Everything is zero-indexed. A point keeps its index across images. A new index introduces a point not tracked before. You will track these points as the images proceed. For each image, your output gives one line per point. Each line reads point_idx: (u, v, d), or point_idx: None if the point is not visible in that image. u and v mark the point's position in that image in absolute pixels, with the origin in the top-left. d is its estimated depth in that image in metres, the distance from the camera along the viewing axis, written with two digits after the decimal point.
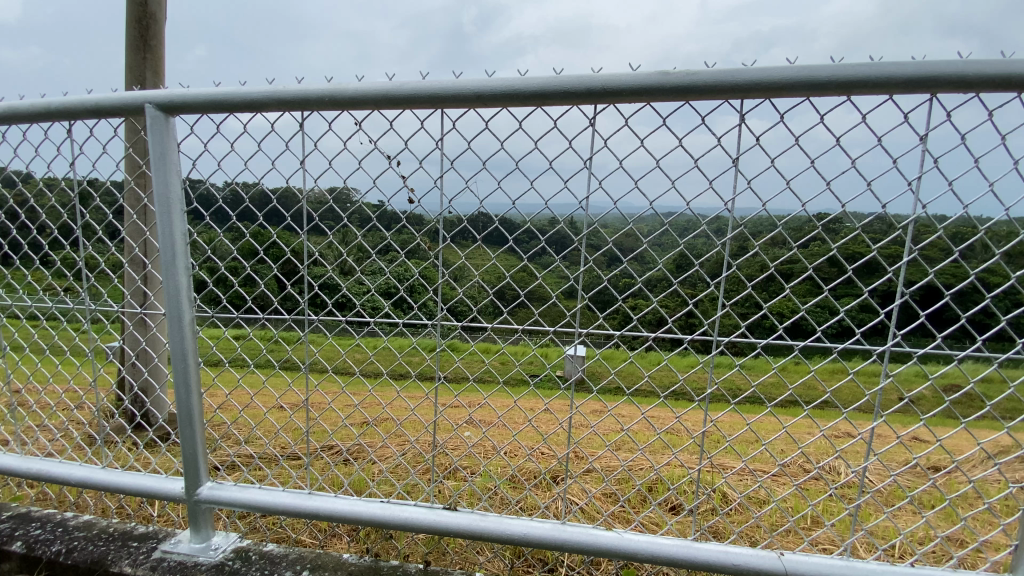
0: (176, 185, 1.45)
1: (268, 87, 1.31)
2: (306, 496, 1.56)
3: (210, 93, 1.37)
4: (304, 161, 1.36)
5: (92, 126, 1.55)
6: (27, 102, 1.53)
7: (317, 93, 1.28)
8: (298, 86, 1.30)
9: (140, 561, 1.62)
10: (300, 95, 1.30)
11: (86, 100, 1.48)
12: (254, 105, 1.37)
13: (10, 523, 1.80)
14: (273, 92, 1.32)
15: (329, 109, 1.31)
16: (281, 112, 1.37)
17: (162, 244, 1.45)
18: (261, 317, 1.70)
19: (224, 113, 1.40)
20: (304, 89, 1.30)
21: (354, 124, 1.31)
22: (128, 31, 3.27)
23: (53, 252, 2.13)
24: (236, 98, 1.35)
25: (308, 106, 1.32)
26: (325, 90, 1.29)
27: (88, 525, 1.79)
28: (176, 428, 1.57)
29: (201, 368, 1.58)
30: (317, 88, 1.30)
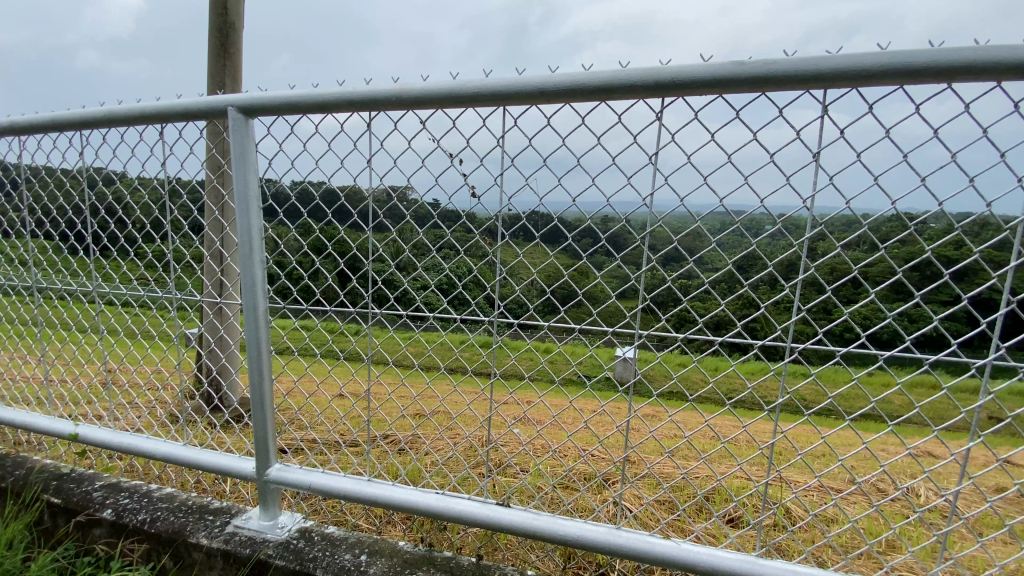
0: (253, 183, 1.54)
1: (339, 89, 1.37)
2: (365, 483, 1.63)
3: (285, 95, 1.44)
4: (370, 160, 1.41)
5: (181, 129, 1.67)
6: (126, 107, 1.67)
7: (384, 93, 1.32)
8: (366, 87, 1.35)
9: (215, 533, 1.72)
10: (368, 97, 1.35)
11: (175, 104, 1.60)
12: (327, 107, 1.44)
13: (102, 491, 1.91)
14: (343, 94, 1.38)
15: (395, 109, 1.35)
16: (352, 113, 1.43)
17: (240, 238, 1.55)
18: (329, 309, 1.78)
19: (297, 115, 1.48)
20: (372, 89, 1.35)
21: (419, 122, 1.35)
22: (210, 39, 3.51)
23: (142, 243, 2.30)
24: (308, 100, 1.42)
25: (376, 107, 1.37)
26: (391, 91, 1.33)
27: (169, 497, 1.90)
28: (250, 412, 1.67)
29: (273, 356, 1.67)
30: (384, 89, 1.35)
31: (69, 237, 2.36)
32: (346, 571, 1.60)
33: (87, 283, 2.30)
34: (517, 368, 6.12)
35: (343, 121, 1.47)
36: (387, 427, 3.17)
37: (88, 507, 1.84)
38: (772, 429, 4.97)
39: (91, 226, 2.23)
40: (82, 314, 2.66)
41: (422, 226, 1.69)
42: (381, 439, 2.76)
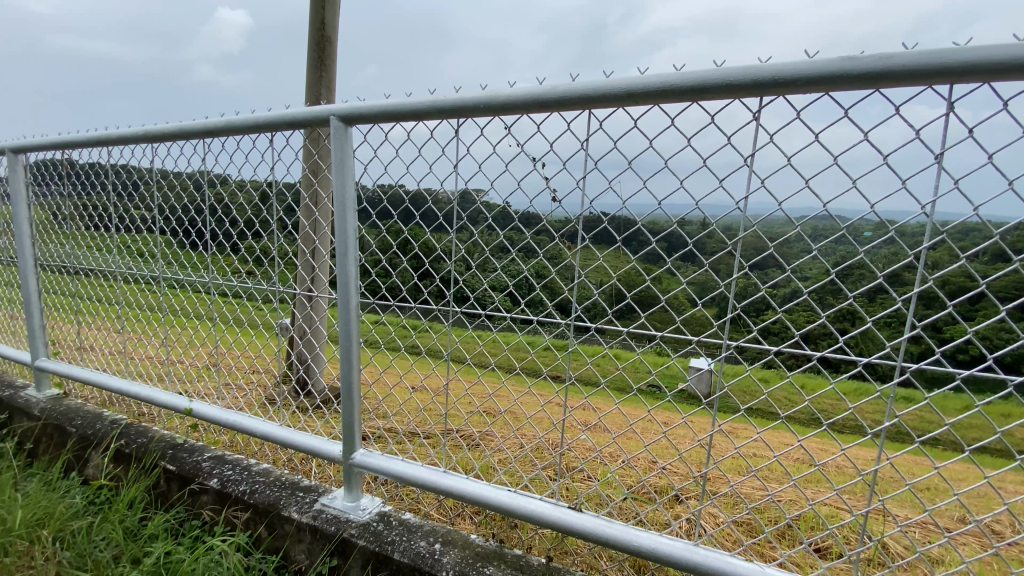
0: (350, 186, 1.66)
1: (430, 98, 1.45)
2: (441, 474, 1.69)
3: (381, 104, 1.54)
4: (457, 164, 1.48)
5: (288, 137, 1.83)
6: (242, 118, 1.86)
7: (472, 100, 1.38)
8: (455, 95, 1.42)
9: (304, 509, 1.84)
10: (457, 104, 1.41)
11: (284, 114, 1.76)
12: (418, 114, 1.52)
13: (210, 462, 2.04)
14: (434, 102, 1.45)
15: (482, 115, 1.40)
16: (440, 120, 1.50)
17: (336, 237, 1.67)
18: (414, 306, 1.89)
19: (391, 122, 1.58)
20: (462, 97, 1.41)
21: (505, 127, 1.39)
22: (309, 53, 3.81)
23: (249, 240, 2.53)
24: (402, 108, 1.51)
25: (464, 114, 1.43)
26: (479, 98, 1.39)
27: (266, 472, 2.02)
28: (339, 399, 1.80)
29: (361, 348, 1.78)
30: (472, 97, 1.41)
31: (188, 233, 2.64)
32: (421, 557, 1.66)
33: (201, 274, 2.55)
34: (592, 374, 6.06)
35: (432, 127, 1.55)
36: (462, 423, 3.26)
37: (198, 474, 1.98)
38: (876, 456, 4.55)
39: (210, 228, 2.52)
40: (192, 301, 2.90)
41: (501, 228, 1.74)
42: (457, 434, 2.86)
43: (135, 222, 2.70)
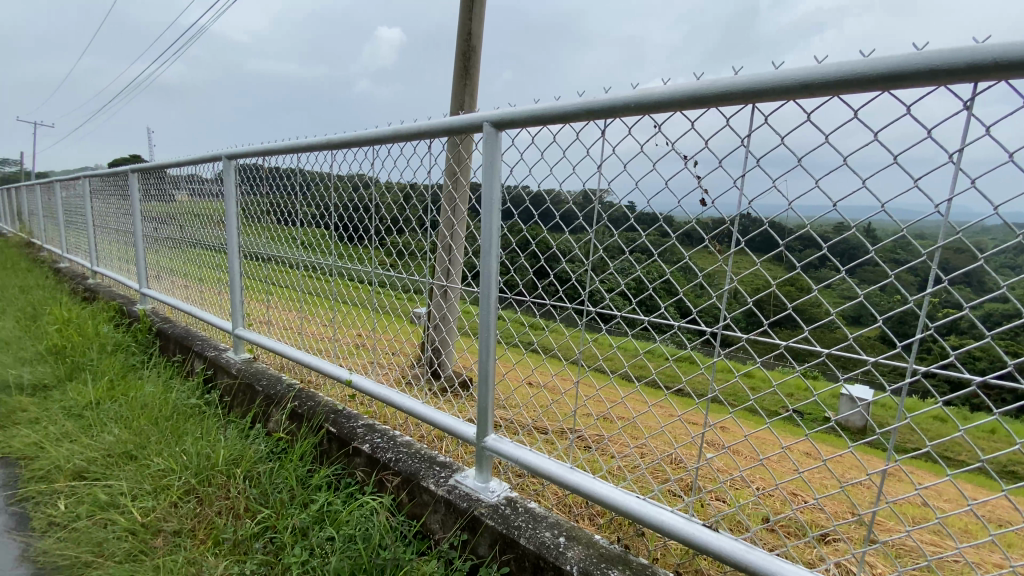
0: (497, 187, 1.76)
1: (581, 100, 1.47)
2: (569, 471, 1.71)
3: (532, 109, 1.60)
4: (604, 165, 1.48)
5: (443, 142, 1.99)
6: (405, 127, 2.07)
7: (622, 101, 1.38)
8: (607, 96, 1.42)
9: (440, 482, 1.99)
10: (606, 105, 1.43)
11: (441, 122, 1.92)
12: (566, 117, 1.56)
13: (363, 428, 2.31)
14: (582, 104, 1.48)
15: (633, 115, 1.39)
16: (588, 121, 1.53)
17: (482, 234, 1.79)
18: (551, 304, 1.92)
19: (541, 125, 1.63)
20: (613, 98, 1.41)
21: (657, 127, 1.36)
22: (456, 63, 4.09)
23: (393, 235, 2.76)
24: (552, 112, 1.55)
25: (613, 114, 1.43)
26: (631, 98, 1.38)
27: (407, 444, 2.22)
28: (475, 386, 1.92)
29: (497, 340, 1.88)
30: (622, 97, 1.40)
31: (348, 229, 2.98)
32: (546, 547, 1.69)
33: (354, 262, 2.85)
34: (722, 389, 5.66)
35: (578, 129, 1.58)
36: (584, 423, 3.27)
37: (353, 437, 2.24)
38: None
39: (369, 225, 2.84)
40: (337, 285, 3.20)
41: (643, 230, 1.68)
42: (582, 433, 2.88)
43: (311, 218, 3.14)
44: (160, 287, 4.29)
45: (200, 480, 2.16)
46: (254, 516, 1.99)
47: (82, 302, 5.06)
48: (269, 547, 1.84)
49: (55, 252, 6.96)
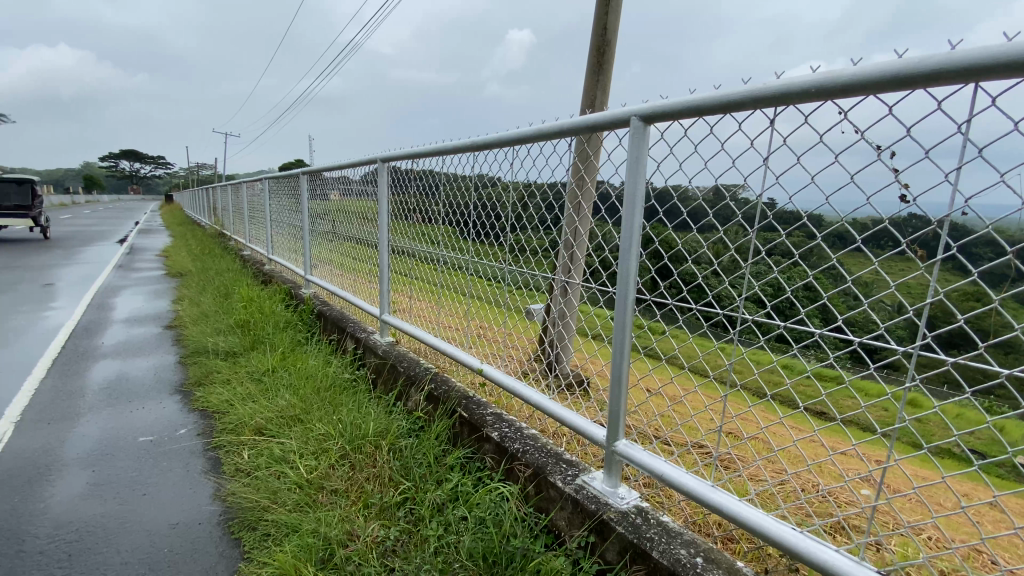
0: (642, 183, 1.69)
1: (745, 87, 1.32)
2: (709, 488, 1.58)
3: (687, 99, 1.46)
4: (767, 158, 1.31)
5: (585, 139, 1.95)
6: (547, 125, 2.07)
7: (800, 85, 1.21)
8: (778, 81, 1.26)
9: (568, 480, 1.97)
10: (781, 90, 1.25)
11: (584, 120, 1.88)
12: (728, 107, 1.39)
13: (492, 416, 2.39)
14: (749, 91, 1.31)
15: (809, 102, 1.22)
16: (754, 111, 1.35)
17: (623, 233, 1.73)
18: (695, 308, 1.72)
19: (695, 119, 1.48)
20: (786, 83, 1.25)
21: (840, 114, 1.17)
22: (589, 60, 4.05)
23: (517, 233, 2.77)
24: (711, 103, 1.40)
25: (786, 101, 1.26)
26: (809, 82, 1.21)
27: (534, 437, 2.24)
28: (607, 389, 1.86)
29: (634, 343, 1.81)
30: (802, 80, 1.23)
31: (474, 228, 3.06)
32: (681, 565, 1.59)
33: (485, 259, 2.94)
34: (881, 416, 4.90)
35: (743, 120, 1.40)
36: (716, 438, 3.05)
37: (484, 424, 2.33)
38: None
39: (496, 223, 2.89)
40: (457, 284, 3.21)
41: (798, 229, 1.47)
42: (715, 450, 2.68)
43: (446, 215, 3.31)
44: (319, 274, 4.89)
45: (352, 447, 2.42)
46: (397, 486, 2.17)
47: (261, 284, 5.99)
48: (409, 517, 1.99)
49: (241, 242, 8.32)
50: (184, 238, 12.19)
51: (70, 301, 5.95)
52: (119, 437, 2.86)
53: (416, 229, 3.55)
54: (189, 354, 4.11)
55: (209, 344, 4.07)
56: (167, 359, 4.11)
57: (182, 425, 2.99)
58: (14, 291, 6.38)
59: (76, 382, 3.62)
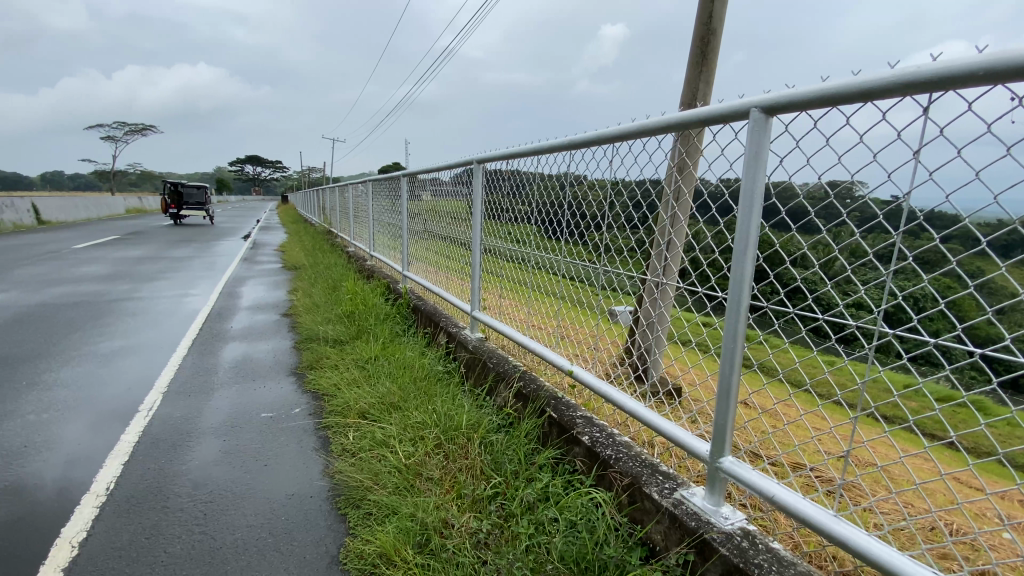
0: (762, 179, 1.54)
1: (891, 72, 1.18)
2: (834, 520, 1.39)
3: (820, 87, 1.34)
4: (921, 151, 1.12)
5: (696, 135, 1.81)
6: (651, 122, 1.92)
7: (965, 68, 1.05)
8: (935, 64, 1.11)
9: (665, 493, 1.85)
10: (940, 75, 1.10)
11: (695, 114, 1.73)
12: (869, 95, 1.26)
13: (583, 419, 2.32)
14: (897, 77, 1.18)
15: (975, 87, 1.06)
16: (901, 99, 1.21)
17: (738, 233, 1.58)
18: (822, 317, 1.52)
19: (828, 108, 1.35)
20: (946, 66, 1.10)
21: (1017, 99, 1.00)
22: (691, 50, 3.82)
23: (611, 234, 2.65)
24: (848, 90, 1.28)
25: (946, 88, 1.11)
26: (977, 63, 1.05)
27: (627, 445, 2.14)
28: (713, 400, 1.71)
29: (746, 352, 1.65)
30: (966, 63, 1.07)
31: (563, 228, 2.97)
32: None
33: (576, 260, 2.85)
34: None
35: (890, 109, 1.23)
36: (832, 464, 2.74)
37: (574, 427, 2.27)
38: None
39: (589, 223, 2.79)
40: (545, 283, 3.15)
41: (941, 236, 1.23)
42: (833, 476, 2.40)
43: (535, 216, 3.26)
44: (415, 270, 5.13)
45: (446, 437, 2.49)
46: (488, 480, 2.20)
47: (363, 279, 6.41)
48: (500, 512, 2.01)
49: (347, 239, 9.00)
50: (298, 235, 13.47)
51: (207, 289, 6.80)
52: (246, 411, 3.21)
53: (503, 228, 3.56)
54: (303, 340, 4.51)
55: (319, 331, 4.44)
56: (285, 344, 4.55)
57: (297, 404, 3.29)
58: (167, 278, 7.44)
59: (213, 360, 4.12)
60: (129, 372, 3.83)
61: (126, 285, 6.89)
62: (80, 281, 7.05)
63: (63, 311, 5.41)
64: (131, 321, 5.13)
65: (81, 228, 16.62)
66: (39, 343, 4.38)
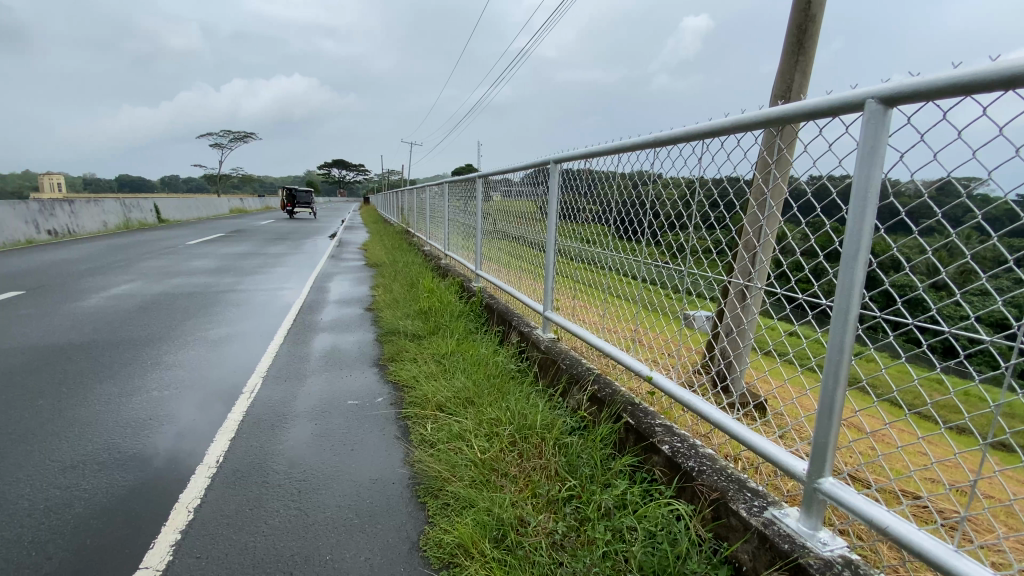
0: (878, 177, 1.39)
1: None
2: (957, 556, 1.22)
3: (955, 75, 1.21)
4: None
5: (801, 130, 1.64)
6: (749, 116, 1.77)
7: None
8: None
9: (753, 511, 1.73)
10: None
11: (801, 106, 1.58)
12: (1014, 81, 1.12)
13: (662, 428, 2.23)
14: None
15: None
16: None
17: (848, 236, 1.44)
18: (948, 331, 1.35)
19: (961, 97, 1.22)
20: None
21: None
22: (786, 39, 3.51)
23: (694, 236, 2.51)
24: (989, 76, 1.14)
25: None
26: None
27: (712, 457, 2.03)
28: (812, 415, 1.58)
29: (853, 365, 1.50)
30: None
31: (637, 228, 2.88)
32: None
33: (655, 262, 2.73)
34: None
35: None
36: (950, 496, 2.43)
37: (653, 435, 2.19)
38: None
39: (670, 224, 2.67)
40: (622, 286, 3.06)
41: None
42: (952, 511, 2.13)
43: (609, 216, 3.16)
44: (489, 269, 5.20)
45: (520, 435, 2.51)
46: (564, 482, 2.18)
47: (439, 277, 6.62)
48: (576, 515, 1.99)
49: (423, 238, 9.33)
50: (378, 234, 14.19)
51: (299, 283, 7.35)
52: (334, 397, 3.43)
53: (575, 228, 3.48)
54: (384, 334, 4.75)
55: (399, 326, 4.65)
56: (368, 336, 4.81)
57: (379, 394, 3.47)
58: (265, 273, 8.14)
59: (304, 349, 4.45)
60: (233, 357, 4.22)
61: (232, 278, 7.62)
62: (194, 273, 7.89)
63: (181, 300, 6.09)
64: (236, 311, 5.66)
65: (194, 226, 18.64)
66: (162, 328, 4.96)
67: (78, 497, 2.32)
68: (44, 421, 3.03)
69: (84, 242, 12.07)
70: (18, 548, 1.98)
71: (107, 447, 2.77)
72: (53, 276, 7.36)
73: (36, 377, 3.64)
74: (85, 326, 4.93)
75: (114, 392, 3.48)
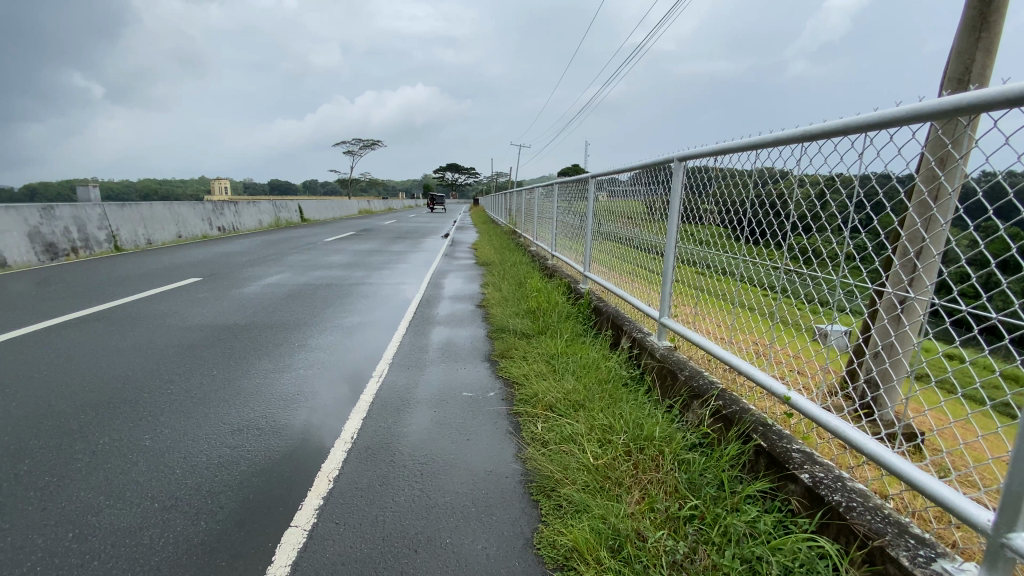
0: None
1: None
2: None
3: None
4: None
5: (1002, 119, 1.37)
6: (932, 105, 1.51)
7: None
8: None
9: (918, 561, 1.47)
10: None
11: (1008, 91, 1.31)
12: None
13: (800, 455, 2.01)
14: None
15: None
16: None
17: None
18: None
19: None
20: None
21: None
22: (964, 12, 2.87)
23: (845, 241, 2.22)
24: None
25: None
26: None
27: (864, 494, 1.78)
28: (1007, 458, 1.31)
29: None
30: None
31: (768, 231, 2.60)
32: None
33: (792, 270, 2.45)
34: None
35: None
36: None
37: (789, 462, 1.98)
38: None
39: (808, 228, 2.38)
40: (751, 296, 2.81)
41: None
42: None
43: (736, 219, 2.91)
44: (598, 271, 5.10)
45: (636, 445, 2.44)
46: (684, 500, 2.08)
47: (547, 277, 6.65)
48: (699, 536, 1.87)
49: (531, 238, 9.44)
50: (488, 234, 14.68)
51: (417, 279, 7.87)
52: (450, 388, 3.63)
53: (694, 231, 3.24)
54: (495, 330, 4.90)
55: (509, 324, 4.77)
56: (480, 332, 5.01)
57: (492, 388, 3.59)
58: (389, 268, 8.84)
59: (423, 340, 4.75)
60: (361, 344, 4.64)
61: (361, 272, 8.41)
62: (330, 267, 8.83)
63: (320, 290, 6.84)
64: (364, 302, 6.23)
65: (330, 224, 20.93)
66: (305, 315, 5.61)
67: (242, 456, 2.72)
68: (218, 388, 3.59)
69: (245, 237, 14.15)
70: (199, 495, 2.37)
71: (263, 416, 3.20)
72: (224, 266, 8.72)
73: (212, 351, 4.34)
74: (247, 310, 5.75)
75: (268, 368, 4.02)
